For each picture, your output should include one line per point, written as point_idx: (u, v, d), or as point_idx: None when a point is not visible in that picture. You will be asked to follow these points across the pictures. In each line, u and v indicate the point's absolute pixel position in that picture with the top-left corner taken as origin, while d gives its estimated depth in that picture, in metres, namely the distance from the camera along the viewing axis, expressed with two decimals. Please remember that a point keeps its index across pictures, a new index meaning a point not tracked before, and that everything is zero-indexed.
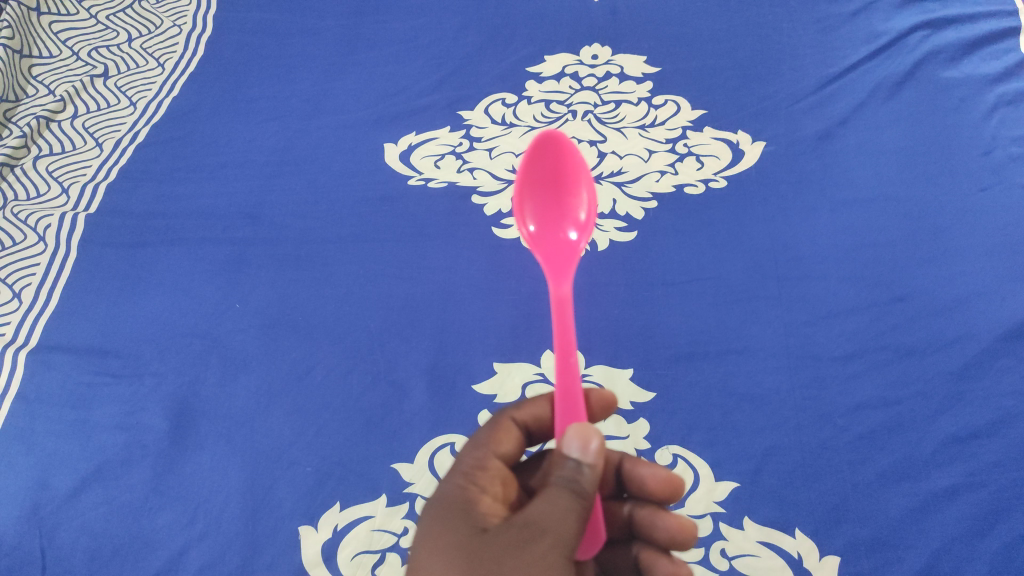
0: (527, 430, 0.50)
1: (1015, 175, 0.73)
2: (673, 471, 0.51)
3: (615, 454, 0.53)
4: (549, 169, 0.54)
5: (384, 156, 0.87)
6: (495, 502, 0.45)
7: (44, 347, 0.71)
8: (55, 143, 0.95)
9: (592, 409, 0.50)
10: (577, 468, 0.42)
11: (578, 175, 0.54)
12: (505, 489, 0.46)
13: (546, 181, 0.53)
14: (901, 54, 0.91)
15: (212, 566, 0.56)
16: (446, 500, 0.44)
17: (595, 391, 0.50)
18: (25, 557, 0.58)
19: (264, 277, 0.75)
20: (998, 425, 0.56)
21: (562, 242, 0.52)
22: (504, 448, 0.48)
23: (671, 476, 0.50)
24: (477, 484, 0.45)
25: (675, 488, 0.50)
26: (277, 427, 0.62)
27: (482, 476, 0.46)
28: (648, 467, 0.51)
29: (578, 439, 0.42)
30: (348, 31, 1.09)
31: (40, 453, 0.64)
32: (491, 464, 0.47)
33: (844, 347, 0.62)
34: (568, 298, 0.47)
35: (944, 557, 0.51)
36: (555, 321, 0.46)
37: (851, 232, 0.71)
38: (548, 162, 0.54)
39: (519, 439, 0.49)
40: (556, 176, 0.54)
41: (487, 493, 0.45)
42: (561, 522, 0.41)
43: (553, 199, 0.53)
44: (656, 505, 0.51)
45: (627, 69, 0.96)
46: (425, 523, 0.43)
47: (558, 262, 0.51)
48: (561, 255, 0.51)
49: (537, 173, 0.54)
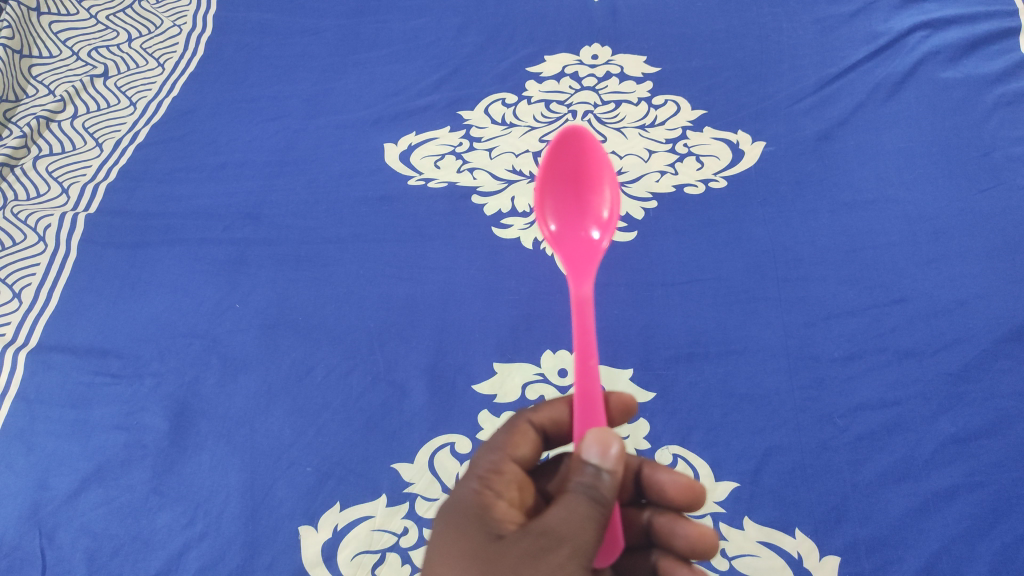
0: (544, 434, 0.50)
1: (1014, 176, 0.73)
2: (692, 479, 0.50)
3: (634, 460, 0.52)
4: (571, 169, 0.55)
5: (384, 156, 0.87)
6: (510, 508, 0.44)
7: (44, 347, 0.71)
8: (55, 143, 0.95)
9: (612, 413, 0.49)
10: (596, 475, 0.41)
11: (599, 175, 0.55)
12: (521, 494, 0.46)
13: (568, 181, 0.55)
14: (900, 54, 0.91)
15: (212, 566, 0.56)
16: (462, 504, 0.43)
17: (615, 396, 0.50)
18: (25, 557, 0.58)
19: (264, 277, 0.75)
20: (998, 425, 0.56)
21: (583, 240, 0.54)
22: (521, 452, 0.48)
23: (691, 484, 0.50)
24: (494, 490, 0.45)
25: (695, 495, 0.50)
26: (277, 428, 0.62)
27: (497, 481, 0.45)
28: (668, 473, 0.50)
29: (597, 444, 0.42)
30: (348, 31, 1.09)
31: (40, 453, 0.64)
32: (507, 468, 0.46)
33: (844, 347, 0.62)
34: (588, 297, 0.49)
35: (944, 557, 0.51)
36: (576, 321, 0.47)
37: (850, 232, 0.71)
38: (570, 162, 0.56)
39: (536, 443, 0.49)
40: (577, 175, 0.55)
41: (503, 499, 0.45)
42: (579, 531, 0.40)
43: (574, 198, 0.55)
44: (676, 514, 0.51)
45: (627, 70, 0.96)
46: (441, 528, 0.43)
47: (579, 259, 0.53)
48: (582, 252, 0.53)
49: (559, 172, 0.56)
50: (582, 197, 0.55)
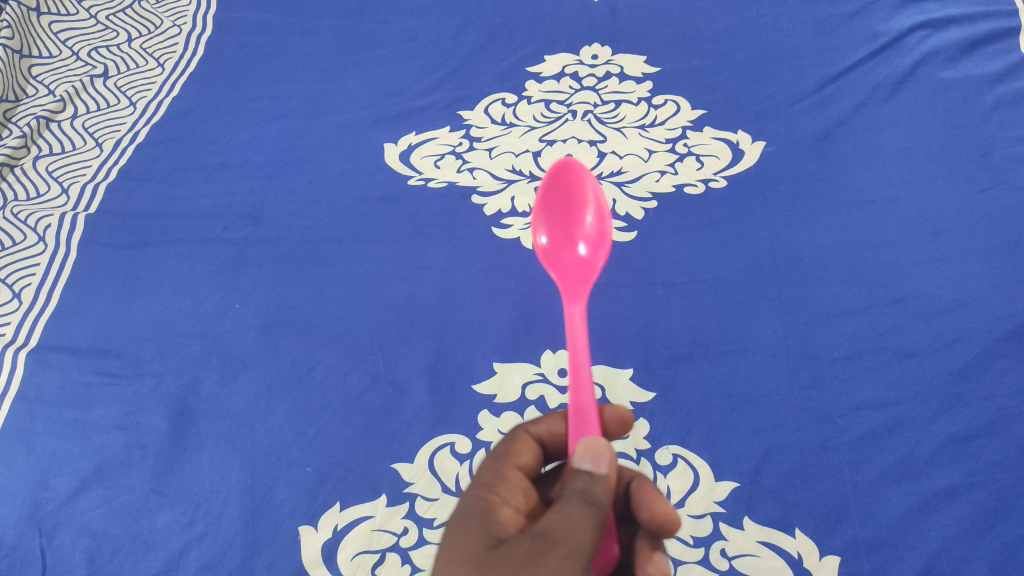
0: (545, 445, 0.49)
1: (1015, 175, 0.73)
2: (672, 509, 0.46)
3: (628, 472, 0.48)
4: (562, 195, 0.54)
5: (384, 156, 0.87)
6: (516, 514, 0.44)
7: (44, 347, 0.71)
8: (55, 144, 0.95)
9: (607, 426, 0.48)
10: (589, 480, 0.41)
11: (588, 195, 0.54)
12: (526, 500, 0.46)
13: (559, 206, 0.54)
14: (900, 54, 0.91)
15: (212, 566, 0.56)
16: (466, 511, 0.43)
17: (610, 408, 0.48)
18: (25, 557, 0.58)
19: (264, 277, 0.75)
20: (998, 425, 0.56)
21: (577, 260, 0.53)
22: (524, 460, 0.47)
23: (668, 514, 0.45)
24: (498, 496, 0.44)
25: (669, 526, 0.46)
26: (277, 427, 0.63)
27: (503, 487, 0.45)
28: (650, 496, 0.46)
29: (589, 454, 0.42)
30: (348, 31, 1.09)
31: (40, 453, 0.64)
32: (511, 475, 0.46)
33: (844, 347, 0.62)
34: (580, 319, 0.49)
35: (944, 557, 0.51)
36: (570, 344, 0.47)
37: (850, 232, 0.71)
38: (562, 188, 0.54)
39: (538, 453, 0.48)
40: (568, 200, 0.54)
41: (509, 505, 0.44)
42: (575, 533, 0.40)
43: (566, 219, 0.54)
44: (650, 545, 0.46)
45: (627, 70, 0.96)
46: (446, 535, 0.43)
47: (573, 282, 0.52)
48: (576, 273, 0.53)
49: (550, 199, 0.54)
50: (573, 219, 0.54)
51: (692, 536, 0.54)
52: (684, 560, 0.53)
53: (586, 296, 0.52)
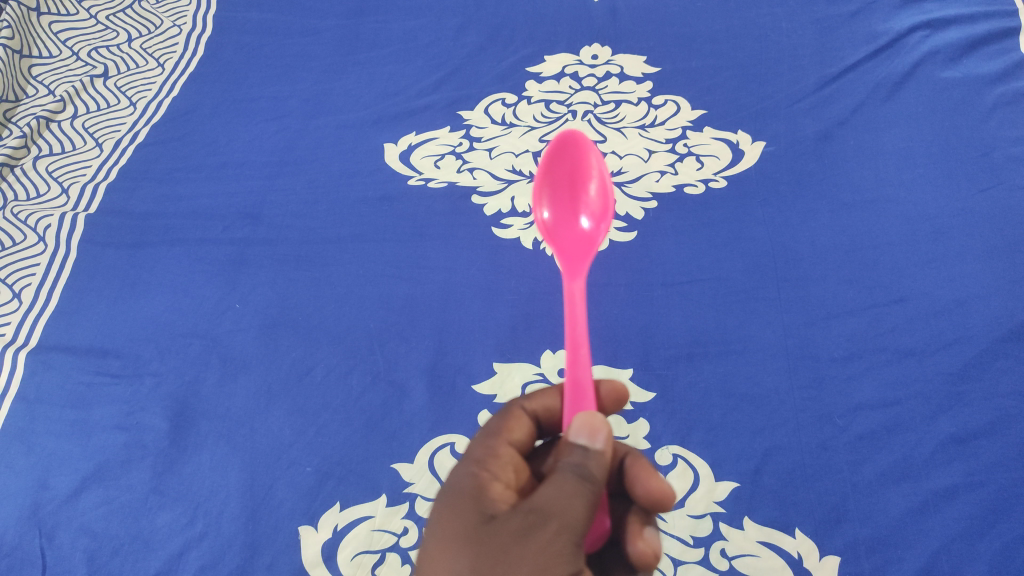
0: (538, 421, 0.49)
1: (1014, 175, 0.73)
2: (666, 484, 0.46)
3: (622, 448, 0.48)
4: (568, 171, 0.55)
5: (384, 156, 0.87)
6: (507, 489, 0.44)
7: (44, 348, 0.71)
8: (55, 143, 0.95)
9: (602, 402, 0.48)
10: (584, 454, 0.41)
11: (592, 169, 0.54)
12: (518, 476, 0.45)
13: (564, 181, 0.55)
14: (899, 54, 0.91)
15: (212, 565, 0.56)
16: (456, 487, 0.43)
17: (606, 385, 0.48)
18: (25, 557, 0.58)
19: (264, 277, 0.75)
20: (997, 425, 0.56)
21: (578, 233, 0.53)
22: (517, 436, 0.47)
23: (662, 489, 0.46)
24: (490, 471, 0.44)
25: (663, 500, 0.46)
26: (276, 427, 0.63)
27: (494, 463, 0.45)
28: (644, 473, 0.46)
29: (585, 429, 0.42)
30: (348, 31, 1.09)
31: (40, 454, 0.64)
32: (503, 451, 0.46)
33: (844, 347, 0.62)
34: (580, 293, 0.48)
35: (943, 557, 0.51)
36: (568, 313, 0.47)
37: (848, 233, 0.71)
38: (567, 163, 0.55)
39: (531, 429, 0.48)
40: (573, 175, 0.54)
41: (500, 480, 0.44)
42: (566, 506, 0.40)
43: (569, 194, 0.54)
44: (641, 521, 0.46)
45: (627, 70, 0.96)
46: (437, 510, 0.43)
47: (575, 256, 0.52)
48: (577, 248, 0.53)
49: (555, 174, 0.55)
50: (577, 194, 0.54)
51: (692, 535, 0.54)
52: (684, 560, 0.53)
53: (587, 272, 0.52)
